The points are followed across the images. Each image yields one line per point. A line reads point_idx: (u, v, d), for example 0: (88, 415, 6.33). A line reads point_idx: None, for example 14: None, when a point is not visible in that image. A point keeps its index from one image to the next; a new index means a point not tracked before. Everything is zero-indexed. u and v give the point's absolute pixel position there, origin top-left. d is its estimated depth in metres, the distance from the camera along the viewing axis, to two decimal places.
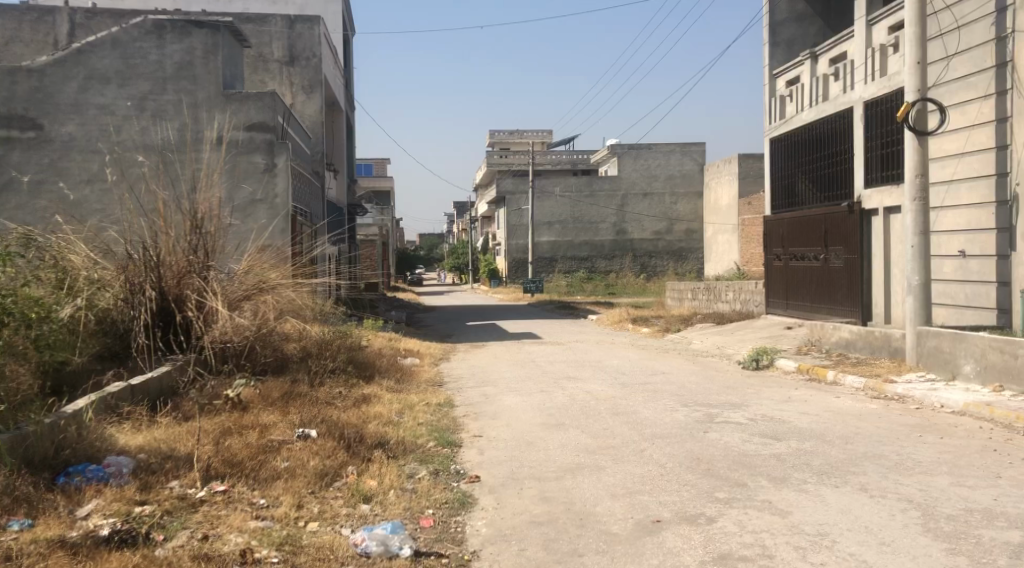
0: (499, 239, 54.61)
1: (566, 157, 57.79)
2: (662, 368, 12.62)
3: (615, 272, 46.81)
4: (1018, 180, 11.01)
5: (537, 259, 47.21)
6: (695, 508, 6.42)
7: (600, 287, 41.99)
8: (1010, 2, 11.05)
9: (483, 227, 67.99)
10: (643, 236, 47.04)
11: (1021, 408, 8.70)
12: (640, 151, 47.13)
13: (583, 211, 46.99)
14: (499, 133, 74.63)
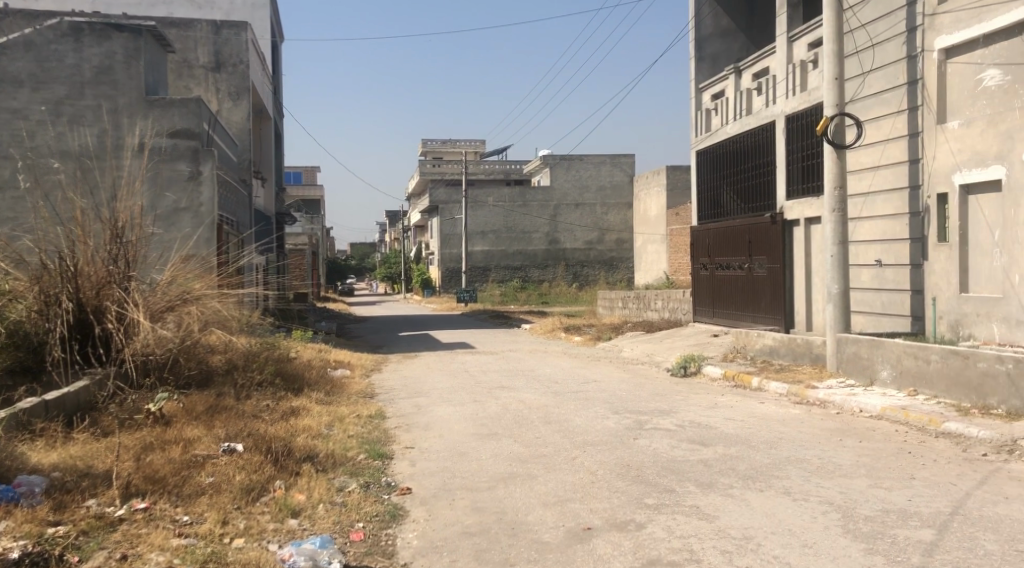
0: (433, 248, 54.45)
1: (499, 167, 57.99)
2: (592, 376, 12.74)
3: (548, 282, 47.12)
4: (929, 192, 11.50)
5: (470, 269, 47.09)
6: (625, 515, 6.50)
7: (533, 296, 42.20)
8: (919, 22, 11.56)
9: (416, 236, 67.69)
10: (575, 245, 47.53)
11: (933, 411, 9.08)
12: (572, 162, 47.68)
13: (515, 221, 47.06)
14: (432, 142, 74.72)
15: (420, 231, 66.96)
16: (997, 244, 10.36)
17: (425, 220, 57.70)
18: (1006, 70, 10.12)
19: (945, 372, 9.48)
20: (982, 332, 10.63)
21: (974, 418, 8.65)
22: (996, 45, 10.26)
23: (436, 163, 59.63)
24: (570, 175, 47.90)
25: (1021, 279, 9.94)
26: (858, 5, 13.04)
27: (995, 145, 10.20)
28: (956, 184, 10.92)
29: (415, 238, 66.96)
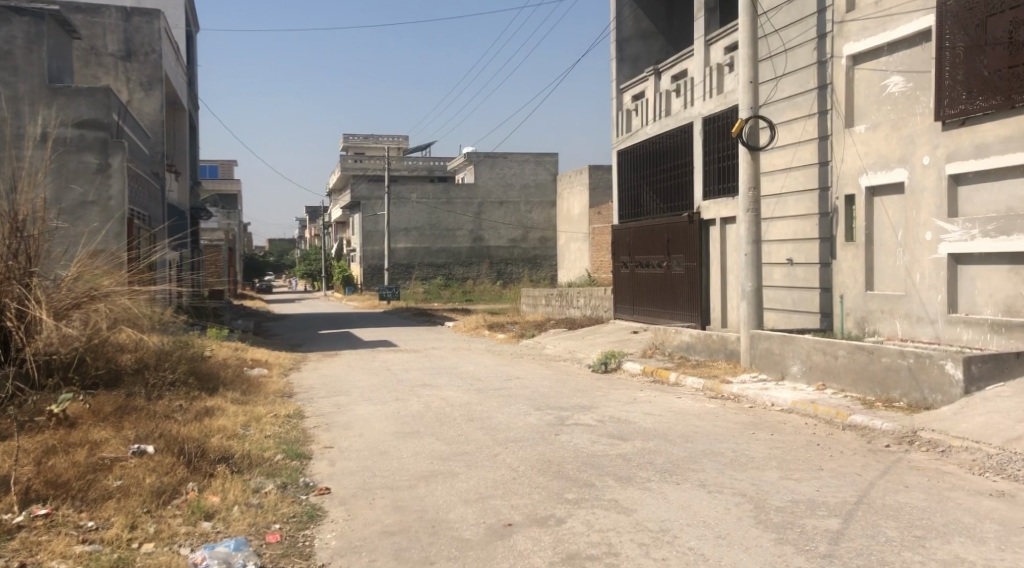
0: (354, 246, 53.75)
1: (422, 164, 57.54)
2: (515, 373, 12.79)
3: (472, 279, 47.14)
4: (838, 194, 11.94)
5: (393, 266, 46.61)
6: (545, 510, 6.54)
7: (457, 294, 42.11)
8: (829, 29, 11.99)
9: (338, 233, 66.70)
10: (499, 243, 47.68)
11: (840, 404, 9.45)
12: (496, 160, 47.59)
13: (440, 218, 46.82)
14: (354, 137, 73.85)
15: (342, 228, 65.98)
16: (900, 244, 10.83)
17: (347, 216, 56.88)
18: (908, 78, 10.59)
19: (852, 366, 9.87)
20: (886, 328, 11.12)
21: (878, 411, 9.03)
22: (900, 53, 10.73)
23: (358, 159, 58.45)
24: (494, 173, 47.79)
25: (921, 278, 10.43)
26: (771, 12, 13.45)
27: (899, 148, 10.66)
28: (863, 186, 11.38)
29: (338, 235, 65.93)
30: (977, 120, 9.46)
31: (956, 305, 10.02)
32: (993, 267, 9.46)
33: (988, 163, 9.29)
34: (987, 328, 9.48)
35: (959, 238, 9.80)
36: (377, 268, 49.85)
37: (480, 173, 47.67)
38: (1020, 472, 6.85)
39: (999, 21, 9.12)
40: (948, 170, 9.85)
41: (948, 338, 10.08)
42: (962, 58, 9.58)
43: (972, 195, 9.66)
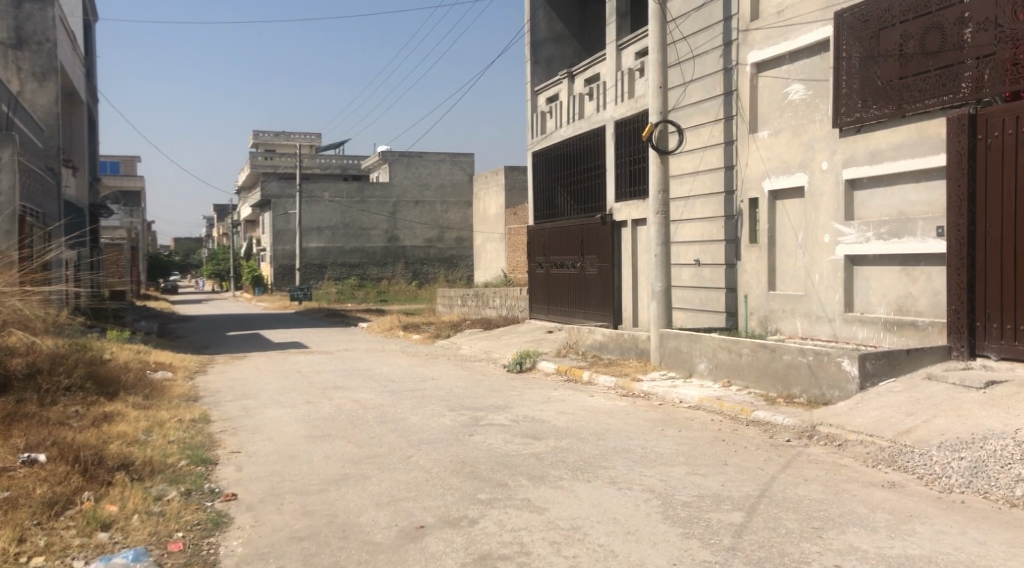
0: (265, 245, 52.46)
1: (336, 161, 56.58)
2: (429, 374, 12.73)
3: (387, 279, 46.71)
4: (742, 197, 12.33)
5: (305, 266, 45.71)
6: (458, 511, 6.53)
7: (371, 294, 41.70)
8: (735, 37, 12.37)
9: (248, 231, 65.01)
10: (415, 243, 47.39)
11: (744, 401, 9.76)
12: (411, 159, 47.24)
13: (354, 217, 46.17)
14: (264, 134, 72.20)
15: (252, 226, 64.32)
16: (800, 245, 11.26)
17: (258, 215, 55.51)
18: (808, 86, 11.02)
19: (756, 364, 10.21)
20: (788, 327, 11.54)
21: (780, 406, 9.36)
22: (800, 62, 11.16)
23: (268, 156, 56.84)
24: (409, 172, 47.35)
25: (820, 278, 10.87)
26: (680, 19, 13.80)
27: (799, 154, 11.08)
28: (766, 190, 11.78)
29: (248, 233, 64.20)
30: (871, 127, 9.92)
31: (852, 304, 10.48)
32: (886, 268, 9.93)
33: (881, 169, 9.74)
34: (881, 326, 9.94)
35: (855, 240, 10.26)
36: (288, 267, 49.04)
37: (395, 172, 47.11)
38: (909, 463, 7.21)
39: (891, 33, 9.61)
40: (845, 175, 10.30)
41: (844, 336, 10.53)
42: (857, 68, 10.04)
43: (867, 199, 10.12)
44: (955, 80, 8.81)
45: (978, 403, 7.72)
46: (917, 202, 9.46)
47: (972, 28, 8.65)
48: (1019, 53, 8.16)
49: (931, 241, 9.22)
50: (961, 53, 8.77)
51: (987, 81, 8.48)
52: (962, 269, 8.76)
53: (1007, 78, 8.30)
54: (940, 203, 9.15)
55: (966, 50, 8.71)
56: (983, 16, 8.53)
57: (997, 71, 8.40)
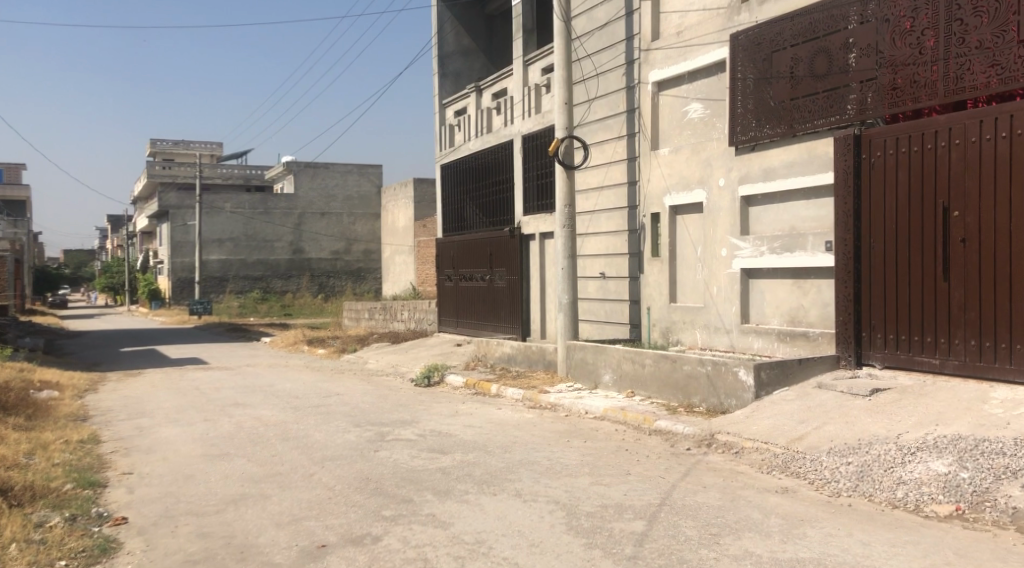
0: (162, 257, 50.48)
1: (238, 171, 55.20)
2: (334, 389, 12.51)
3: (291, 293, 45.59)
4: (644, 212, 12.63)
5: (205, 279, 44.21)
6: (361, 529, 6.42)
7: (275, 309, 40.69)
8: (636, 56, 12.71)
9: (144, 243, 62.53)
10: (320, 255, 46.43)
11: (647, 410, 9.96)
12: (317, 169, 46.45)
13: (257, 228, 45.02)
14: (161, 142, 69.83)
15: (149, 237, 61.83)
16: (699, 259, 11.61)
17: (154, 226, 53.46)
18: (706, 105, 11.41)
19: (658, 374, 10.45)
20: (688, 338, 11.85)
21: (681, 415, 9.60)
22: (698, 82, 11.55)
23: (166, 166, 54.74)
24: (315, 183, 46.44)
25: (718, 290, 11.24)
26: (584, 37, 14.09)
27: (697, 170, 11.44)
28: (666, 205, 12.11)
29: (144, 245, 61.66)
30: (764, 146, 10.34)
31: (747, 316, 10.86)
32: (779, 281, 10.34)
33: (774, 186, 10.16)
34: (774, 337, 10.33)
35: (750, 254, 10.64)
36: (187, 280, 47.41)
37: (301, 184, 46.10)
38: (801, 468, 7.49)
39: (782, 56, 10.05)
40: (741, 191, 10.69)
41: (741, 346, 10.89)
42: (751, 88, 10.46)
43: (762, 215, 10.52)
44: (842, 102, 9.28)
45: (864, 409, 8.11)
46: (807, 218, 9.89)
47: (856, 53, 9.14)
48: (898, 78, 8.67)
49: (821, 254, 9.64)
50: (846, 77, 9.24)
51: (870, 103, 8.97)
52: (849, 282, 9.20)
53: (888, 101, 8.79)
54: (828, 219, 9.59)
55: (851, 73, 9.19)
56: (866, 42, 9.01)
57: (879, 94, 8.88)
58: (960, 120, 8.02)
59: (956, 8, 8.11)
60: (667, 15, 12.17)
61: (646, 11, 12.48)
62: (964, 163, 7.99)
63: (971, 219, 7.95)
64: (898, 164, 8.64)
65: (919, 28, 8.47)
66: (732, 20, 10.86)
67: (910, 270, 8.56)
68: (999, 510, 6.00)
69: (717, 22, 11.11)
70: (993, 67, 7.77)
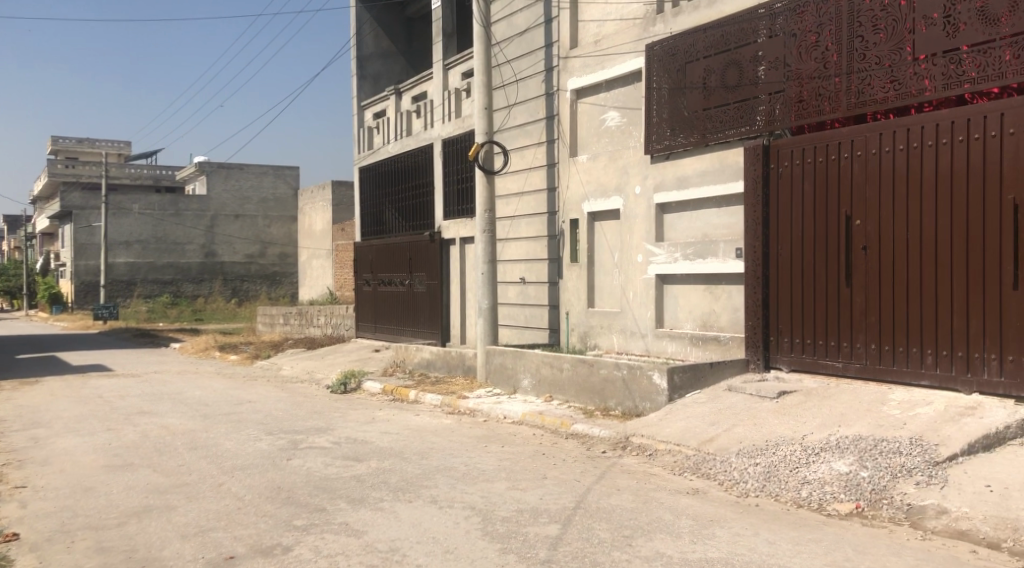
0: (63, 259, 48.20)
1: (147, 172, 53.30)
2: (246, 396, 12.19)
3: (203, 297, 44.14)
4: (563, 218, 12.74)
5: (111, 282, 42.40)
6: (271, 539, 6.25)
7: (186, 314, 39.33)
8: (555, 63, 12.83)
9: (44, 245, 59.68)
10: (234, 259, 45.07)
11: (564, 415, 10.04)
12: (232, 171, 45.14)
13: (167, 230, 43.44)
14: (65, 140, 66.85)
15: (50, 238, 59.00)
16: (616, 264, 11.78)
17: (56, 227, 51.06)
18: (623, 113, 11.60)
19: (575, 379, 10.54)
20: (605, 342, 12.01)
21: (597, 419, 9.71)
22: (615, 90, 11.74)
23: (68, 164, 52.46)
24: (229, 185, 45.04)
25: (634, 296, 11.43)
26: (504, 42, 14.17)
27: (615, 177, 11.62)
28: (585, 211, 12.25)
29: (45, 247, 58.81)
30: (678, 155, 10.57)
31: (662, 320, 11.06)
32: (692, 287, 10.57)
33: (687, 194, 10.39)
34: (687, 341, 10.54)
35: (664, 260, 10.86)
36: (92, 284, 45.47)
37: (214, 185, 44.60)
38: (711, 470, 7.64)
39: (695, 67, 10.30)
40: (656, 199, 10.91)
41: (655, 350, 11.09)
42: (666, 98, 10.68)
43: (676, 222, 10.76)
44: (752, 113, 9.56)
45: (771, 411, 8.35)
46: (718, 225, 10.15)
47: (765, 66, 9.43)
48: (804, 91, 8.98)
49: (731, 261, 9.90)
50: (756, 88, 9.53)
51: (779, 115, 9.28)
52: (758, 287, 9.48)
53: (795, 113, 9.10)
54: (738, 227, 9.86)
55: (760, 85, 9.48)
56: (774, 56, 9.31)
57: (786, 107, 9.19)
58: (861, 132, 8.35)
59: (858, 25, 8.45)
60: (585, 23, 12.33)
61: (564, 19, 12.63)
62: (865, 174, 8.33)
63: (871, 227, 8.30)
64: (805, 174, 8.96)
65: (823, 43, 8.80)
66: (648, 30, 11.07)
67: (815, 276, 8.87)
68: (896, 507, 6.21)
69: (634, 32, 11.31)
70: (891, 82, 8.12)
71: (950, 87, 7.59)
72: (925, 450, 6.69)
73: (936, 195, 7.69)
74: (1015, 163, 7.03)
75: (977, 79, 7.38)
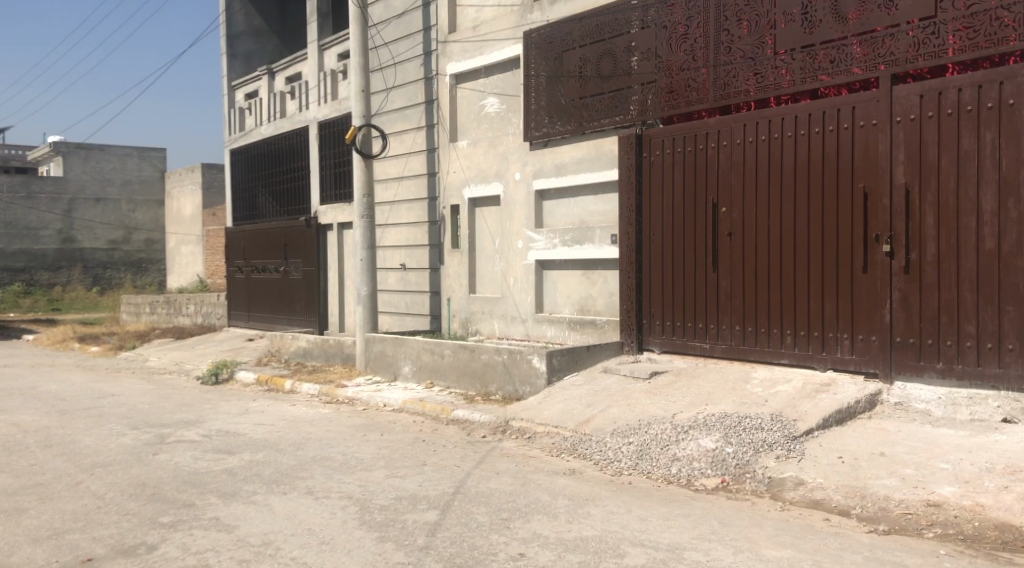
0: None
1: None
2: (107, 390, 11.51)
3: (61, 286, 37.65)
4: (444, 204, 12.70)
5: None
6: (133, 539, 5.94)
7: (40, 302, 36.05)
8: (434, 47, 12.75)
9: None
10: (95, 245, 38.67)
11: (445, 401, 10.03)
12: None
13: (16, 215, 36.84)
14: None
15: None
16: (497, 251, 11.86)
17: None
18: (501, 99, 11.66)
19: (456, 364, 10.56)
20: (486, 328, 12.06)
21: (477, 404, 9.76)
22: (494, 76, 11.78)
23: None
24: (88, 168, 38.70)
25: (514, 281, 11.52)
26: (382, 24, 13.95)
27: (495, 164, 11.68)
28: (465, 197, 12.25)
29: None
30: (556, 142, 10.72)
31: (542, 306, 11.21)
32: (569, 272, 10.77)
33: (565, 180, 10.57)
34: (565, 325, 10.72)
35: (543, 246, 11.00)
36: None
37: (70, 166, 38.12)
38: (587, 450, 7.81)
39: (571, 56, 10.43)
40: (535, 185, 11.04)
41: (535, 335, 11.24)
42: (544, 85, 10.80)
43: (554, 209, 10.94)
44: (626, 102, 9.79)
45: (644, 392, 8.62)
46: (595, 212, 10.39)
47: (638, 56, 9.66)
48: (674, 82, 9.27)
49: (607, 247, 10.13)
50: (629, 78, 9.75)
51: (650, 105, 9.53)
52: (631, 272, 9.74)
53: (665, 103, 9.38)
54: (614, 214, 10.11)
55: (633, 75, 9.70)
56: (646, 46, 9.55)
57: (657, 97, 9.45)
58: (727, 123, 8.71)
59: (723, 19, 8.77)
60: (463, 8, 12.32)
61: (442, 3, 12.56)
62: (730, 163, 8.69)
63: (736, 214, 8.67)
64: (674, 163, 9.26)
65: (692, 35, 9.09)
66: (525, 17, 11.15)
67: (685, 262, 9.19)
68: (758, 480, 6.52)
69: (511, 18, 11.36)
70: (754, 75, 8.49)
71: (807, 81, 8.02)
72: (784, 426, 7.07)
73: (794, 185, 8.12)
74: (865, 154, 7.50)
75: (831, 74, 7.81)
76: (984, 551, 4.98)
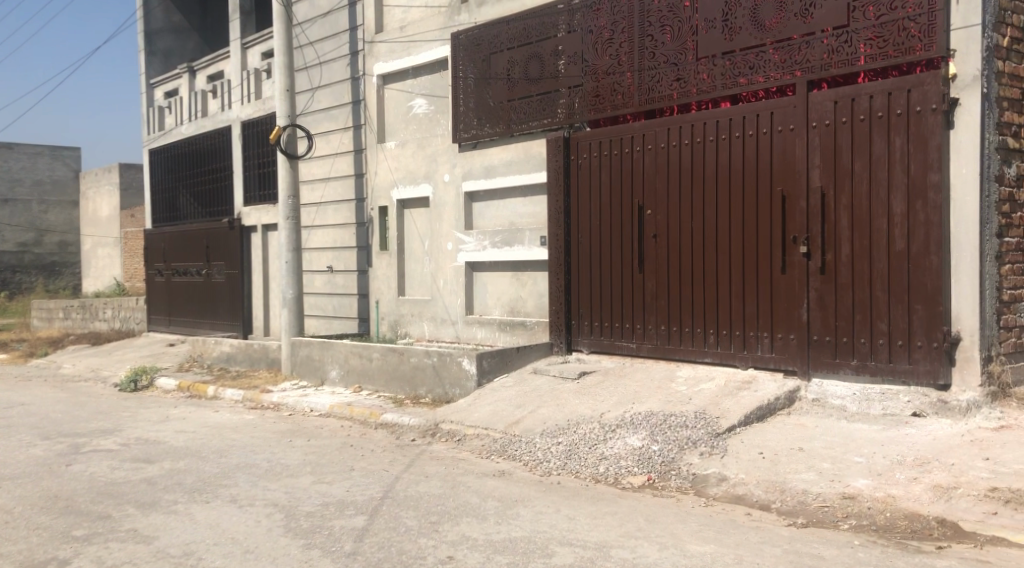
0: None
1: None
2: (16, 400, 11.01)
3: None
4: (372, 205, 12.57)
5: None
6: (45, 554, 5.70)
7: None
8: (361, 47, 12.61)
9: None
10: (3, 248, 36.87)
11: (373, 404, 9.92)
12: None
13: None
14: None
15: None
16: (426, 252, 11.81)
17: None
18: (430, 100, 11.63)
19: (384, 367, 10.46)
20: (415, 330, 11.99)
21: (406, 407, 9.68)
22: (422, 77, 11.73)
23: None
24: None
25: (444, 283, 11.48)
26: (307, 23, 13.74)
27: (424, 165, 11.62)
28: (394, 198, 12.15)
29: None
30: (485, 144, 10.74)
31: (471, 308, 11.20)
32: (499, 274, 10.80)
33: (494, 183, 10.59)
34: (495, 327, 10.74)
35: (473, 247, 10.99)
36: None
37: None
38: (516, 451, 7.82)
39: (499, 59, 10.47)
40: (464, 186, 11.03)
41: (465, 337, 11.22)
42: (472, 87, 10.81)
43: (483, 210, 10.94)
44: (553, 105, 9.87)
45: (572, 392, 8.70)
46: (524, 214, 10.44)
47: (564, 60, 9.75)
48: (600, 86, 9.39)
49: (536, 249, 10.19)
50: (556, 82, 9.84)
51: (577, 108, 9.63)
52: (560, 274, 9.82)
53: (592, 106, 9.49)
54: (542, 216, 10.18)
55: (560, 79, 9.79)
56: (573, 50, 9.65)
57: (584, 100, 9.56)
58: (652, 127, 8.87)
59: (647, 25, 8.93)
60: (390, 9, 12.25)
61: (368, 3, 12.46)
62: (655, 166, 8.86)
63: (661, 216, 8.83)
64: (602, 165, 9.38)
65: (617, 40, 9.22)
66: (453, 19, 11.13)
67: (612, 263, 9.32)
68: (682, 477, 6.64)
69: (439, 20, 11.32)
70: (677, 80, 8.66)
71: (728, 86, 8.22)
72: (707, 423, 7.22)
73: (716, 187, 8.31)
74: (783, 158, 7.74)
75: (750, 80, 8.02)
76: (895, 540, 5.16)
